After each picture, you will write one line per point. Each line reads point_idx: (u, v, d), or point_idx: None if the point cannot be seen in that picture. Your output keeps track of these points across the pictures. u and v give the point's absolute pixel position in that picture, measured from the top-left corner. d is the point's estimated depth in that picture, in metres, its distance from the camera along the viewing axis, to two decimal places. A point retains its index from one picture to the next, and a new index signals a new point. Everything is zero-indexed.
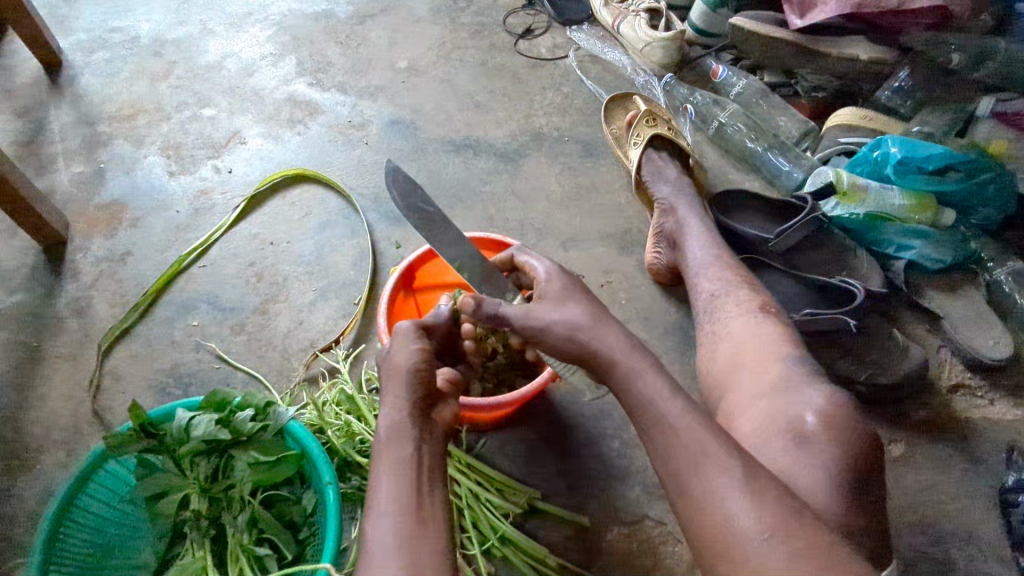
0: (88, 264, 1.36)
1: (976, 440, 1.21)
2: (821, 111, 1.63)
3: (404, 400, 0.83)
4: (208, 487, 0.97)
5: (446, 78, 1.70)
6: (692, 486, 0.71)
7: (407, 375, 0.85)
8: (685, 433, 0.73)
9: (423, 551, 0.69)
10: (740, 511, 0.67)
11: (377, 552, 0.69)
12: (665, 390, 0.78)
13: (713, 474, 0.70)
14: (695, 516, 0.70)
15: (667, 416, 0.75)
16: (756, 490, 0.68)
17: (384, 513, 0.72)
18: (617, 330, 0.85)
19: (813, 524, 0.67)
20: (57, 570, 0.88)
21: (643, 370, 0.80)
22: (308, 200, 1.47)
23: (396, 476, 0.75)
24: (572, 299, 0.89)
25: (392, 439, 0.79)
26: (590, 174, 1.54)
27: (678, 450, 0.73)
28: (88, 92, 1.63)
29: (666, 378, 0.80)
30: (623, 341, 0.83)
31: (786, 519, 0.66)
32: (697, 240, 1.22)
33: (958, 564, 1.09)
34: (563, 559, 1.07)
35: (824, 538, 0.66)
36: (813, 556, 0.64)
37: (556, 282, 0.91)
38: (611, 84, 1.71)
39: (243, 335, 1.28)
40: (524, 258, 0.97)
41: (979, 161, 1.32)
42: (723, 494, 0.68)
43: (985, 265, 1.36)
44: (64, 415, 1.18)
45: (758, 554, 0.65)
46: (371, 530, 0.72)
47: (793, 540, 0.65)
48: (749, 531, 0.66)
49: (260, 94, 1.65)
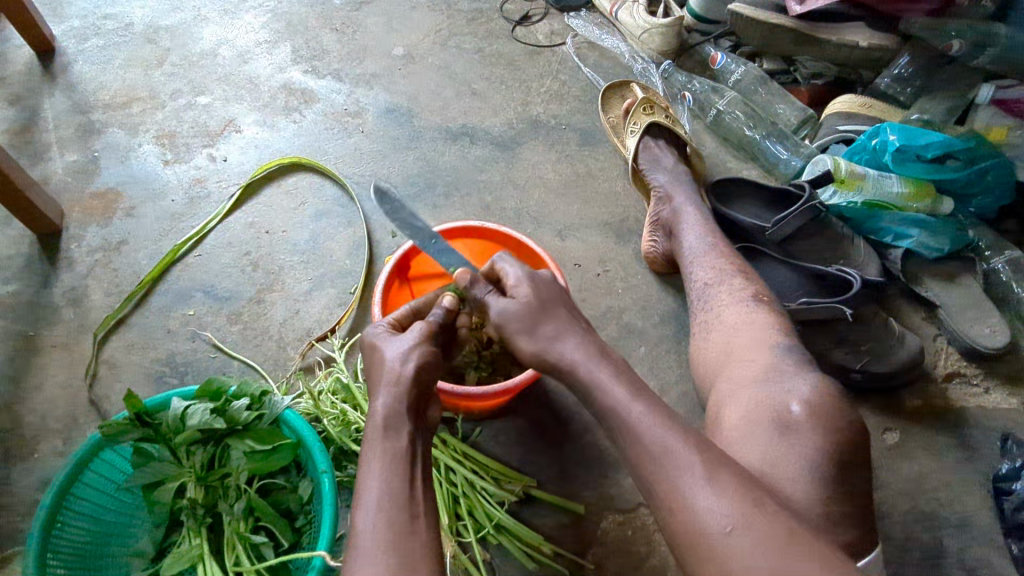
0: (83, 254, 1.36)
1: (970, 428, 1.21)
2: (820, 97, 1.61)
3: (403, 392, 0.83)
4: (204, 476, 0.97)
5: (444, 65, 1.69)
6: (659, 487, 0.71)
7: (411, 371, 0.84)
8: (647, 434, 0.74)
9: (396, 550, 0.69)
10: (705, 505, 0.67)
11: (360, 549, 0.69)
12: (624, 395, 0.78)
13: (676, 473, 0.70)
14: (665, 513, 0.70)
15: (627, 420, 0.76)
16: (716, 483, 0.68)
17: (373, 508, 0.72)
18: (578, 337, 0.86)
19: (775, 512, 0.67)
20: (52, 558, 0.89)
21: (601, 376, 0.81)
22: (303, 188, 1.46)
23: (378, 469, 0.75)
24: (538, 314, 0.87)
25: (385, 433, 0.79)
26: (588, 163, 1.53)
27: (639, 452, 0.73)
28: (82, 80, 1.62)
29: (625, 380, 0.80)
30: (581, 353, 0.84)
31: (751, 509, 0.66)
32: (694, 228, 1.22)
33: (950, 551, 1.10)
34: (558, 547, 1.07)
35: (786, 524, 0.66)
36: (775, 543, 0.64)
37: (524, 291, 0.89)
38: (609, 71, 1.70)
39: (239, 325, 1.28)
40: (501, 263, 0.95)
41: (977, 150, 1.32)
42: (688, 492, 0.68)
43: (983, 254, 1.36)
44: (61, 404, 1.19)
45: (725, 547, 0.65)
46: (360, 525, 0.71)
47: (755, 530, 0.65)
48: (714, 525, 0.66)
49: (256, 82, 1.64)
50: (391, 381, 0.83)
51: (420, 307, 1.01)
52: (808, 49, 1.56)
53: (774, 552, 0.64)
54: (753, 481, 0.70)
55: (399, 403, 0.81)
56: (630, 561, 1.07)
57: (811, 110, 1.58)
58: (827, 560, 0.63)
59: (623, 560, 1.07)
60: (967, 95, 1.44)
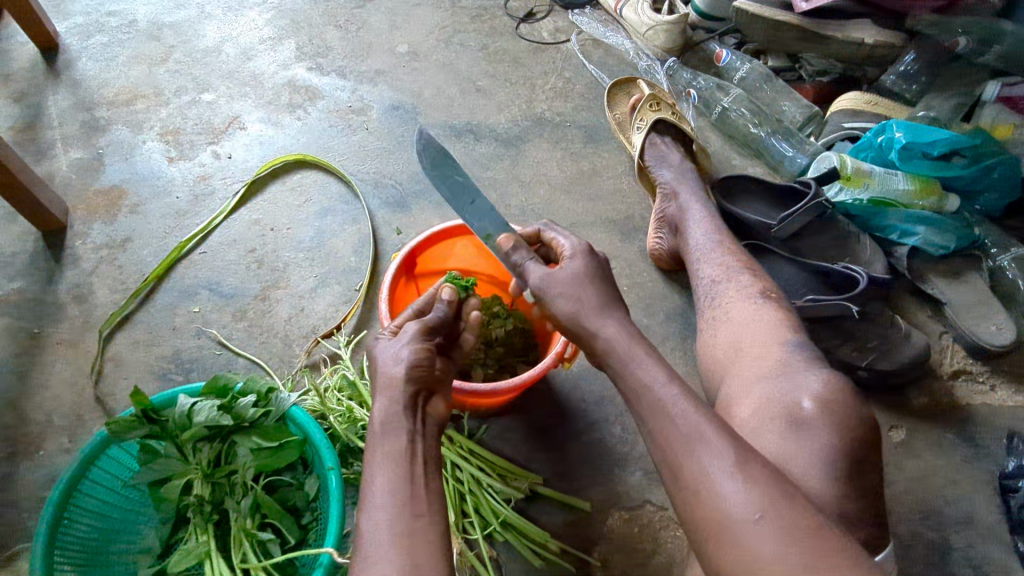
0: (88, 251, 1.35)
1: (977, 426, 1.21)
2: (826, 95, 1.61)
3: (399, 394, 0.82)
4: (211, 473, 0.97)
5: (447, 63, 1.68)
6: (685, 470, 0.70)
7: (406, 370, 0.83)
8: (678, 417, 0.73)
9: (415, 546, 0.69)
10: (732, 494, 0.67)
11: (372, 544, 0.69)
12: (662, 375, 0.78)
13: (705, 458, 0.70)
14: (688, 497, 0.70)
15: (663, 403, 0.75)
16: (746, 472, 0.68)
17: (380, 505, 0.72)
18: (618, 318, 0.86)
19: (802, 505, 0.67)
20: (60, 555, 0.89)
21: (639, 353, 0.81)
22: (308, 185, 1.46)
23: (384, 468, 0.75)
24: (586, 285, 0.88)
25: (382, 433, 0.79)
26: (593, 160, 1.53)
27: (669, 433, 0.73)
28: (86, 77, 1.62)
29: (663, 363, 0.80)
30: (620, 332, 0.84)
31: (779, 500, 0.66)
32: (701, 225, 1.22)
33: (957, 548, 1.10)
34: (564, 544, 1.07)
35: (815, 518, 0.66)
36: (801, 535, 0.64)
37: (575, 264, 0.90)
38: (614, 68, 1.69)
39: (245, 322, 1.28)
40: (552, 234, 0.98)
41: (984, 146, 1.31)
42: (716, 480, 0.68)
43: (989, 252, 1.35)
44: (66, 400, 1.19)
45: (751, 535, 0.65)
46: (365, 524, 0.72)
47: (783, 520, 0.65)
48: (741, 512, 0.66)
49: (260, 79, 1.64)
50: (385, 385, 0.83)
51: (424, 307, 1.00)
52: (814, 46, 1.57)
53: (801, 543, 0.63)
54: (781, 475, 0.69)
55: (395, 404, 0.81)
56: (637, 558, 1.07)
57: (817, 107, 1.58)
58: (850, 556, 0.64)
59: (631, 557, 1.07)
60: (973, 92, 1.43)
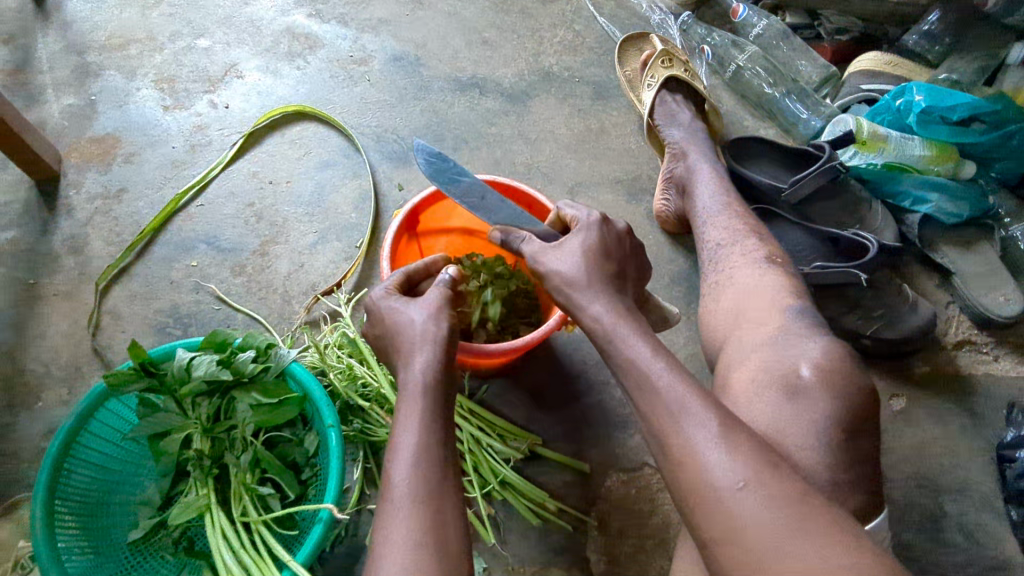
0: (82, 201, 1.32)
1: (977, 395, 1.21)
2: (845, 53, 1.55)
3: (443, 348, 0.81)
4: (210, 427, 0.96)
5: (453, 12, 1.62)
6: (670, 442, 0.69)
7: (447, 325, 0.84)
8: (665, 390, 0.72)
9: (440, 504, 0.69)
10: (716, 460, 0.66)
11: (401, 502, 0.68)
12: (647, 349, 0.76)
13: (693, 429, 0.68)
14: (674, 470, 0.69)
15: (648, 373, 0.74)
16: (731, 442, 0.67)
17: (412, 455, 0.71)
18: (606, 295, 0.83)
19: (787, 476, 0.65)
20: (60, 504, 0.90)
21: (625, 331, 0.79)
22: (307, 138, 1.42)
23: (418, 420, 0.75)
24: (579, 263, 0.86)
25: (427, 391, 0.77)
26: (600, 118, 1.49)
27: (658, 407, 0.71)
28: (76, 19, 1.55)
29: (648, 338, 0.78)
30: (609, 312, 0.81)
31: (760, 466, 0.65)
32: (707, 184, 1.19)
33: (950, 515, 1.11)
34: (561, 503, 1.08)
35: (800, 487, 0.65)
36: (785, 504, 0.63)
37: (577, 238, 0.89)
38: (626, 22, 1.62)
39: (244, 277, 1.26)
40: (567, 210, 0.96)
41: (1007, 112, 1.27)
42: (701, 447, 0.67)
43: (1002, 221, 1.33)
44: (64, 353, 1.18)
45: (735, 503, 0.64)
46: (393, 474, 0.71)
47: (767, 487, 0.64)
48: (725, 481, 0.65)
49: (257, 25, 1.57)
50: (426, 340, 0.82)
51: (413, 274, 0.97)
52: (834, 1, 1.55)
53: (787, 516, 0.62)
54: (767, 445, 0.69)
55: (439, 360, 0.80)
56: (633, 518, 1.09)
57: (834, 67, 1.52)
58: (837, 522, 0.63)
59: (627, 517, 1.09)
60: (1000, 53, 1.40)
